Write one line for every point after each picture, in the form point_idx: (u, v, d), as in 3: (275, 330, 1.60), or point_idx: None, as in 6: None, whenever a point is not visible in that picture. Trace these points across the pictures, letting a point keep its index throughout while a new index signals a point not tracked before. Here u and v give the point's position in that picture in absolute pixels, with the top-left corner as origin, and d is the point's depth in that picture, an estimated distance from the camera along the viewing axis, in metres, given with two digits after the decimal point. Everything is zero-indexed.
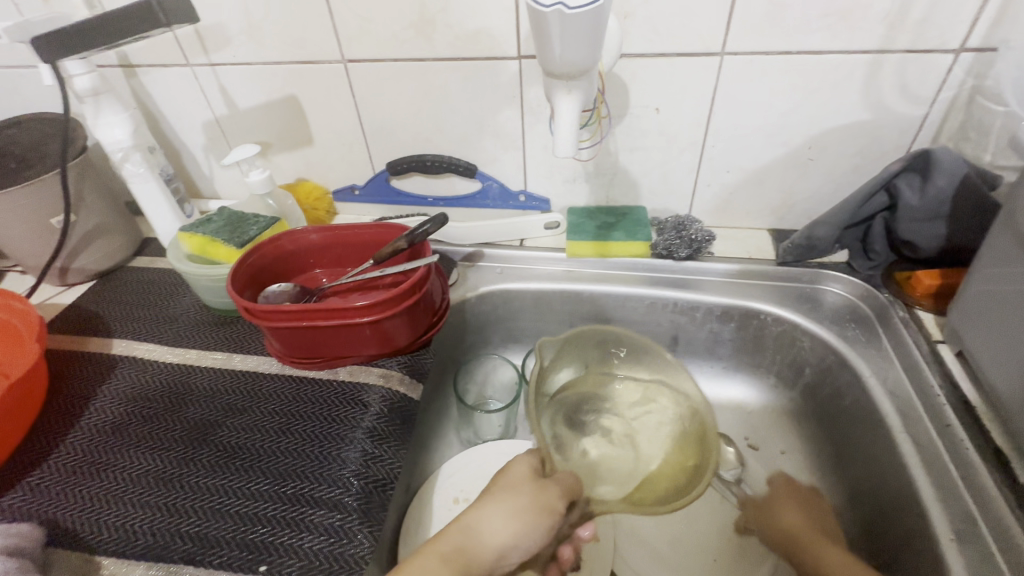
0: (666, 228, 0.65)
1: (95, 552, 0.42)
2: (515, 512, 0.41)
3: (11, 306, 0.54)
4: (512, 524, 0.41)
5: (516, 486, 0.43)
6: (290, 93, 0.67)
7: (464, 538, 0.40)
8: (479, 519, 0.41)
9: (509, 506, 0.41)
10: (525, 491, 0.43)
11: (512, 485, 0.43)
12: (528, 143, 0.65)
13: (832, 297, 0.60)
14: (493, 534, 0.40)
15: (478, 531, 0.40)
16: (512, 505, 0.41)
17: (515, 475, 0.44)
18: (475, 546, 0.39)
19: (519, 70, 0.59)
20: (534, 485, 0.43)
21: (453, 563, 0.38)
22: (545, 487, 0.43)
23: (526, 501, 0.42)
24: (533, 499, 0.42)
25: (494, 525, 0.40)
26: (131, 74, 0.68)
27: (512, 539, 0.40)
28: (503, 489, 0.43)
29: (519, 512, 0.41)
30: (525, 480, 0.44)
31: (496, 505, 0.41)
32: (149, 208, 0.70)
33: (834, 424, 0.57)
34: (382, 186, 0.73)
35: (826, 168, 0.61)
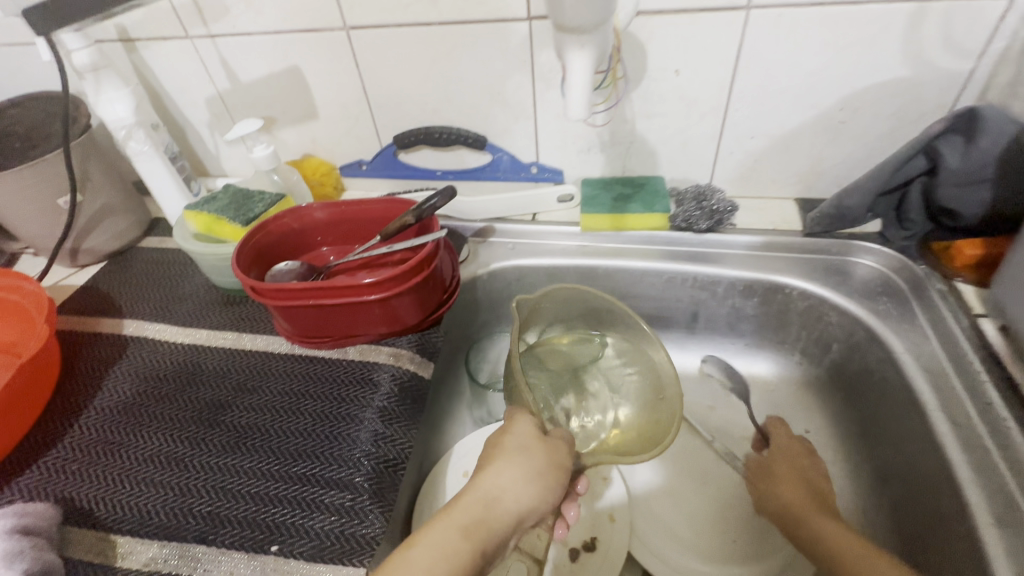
0: (686, 199, 0.62)
1: (109, 531, 0.42)
2: (533, 476, 0.40)
3: (23, 289, 0.54)
4: (531, 487, 0.39)
5: (526, 447, 0.41)
6: (292, 64, 0.64)
7: (482, 508, 0.38)
8: (497, 486, 0.39)
9: (526, 471, 0.40)
10: (540, 453, 0.41)
11: (522, 449, 0.41)
12: (540, 112, 0.62)
13: (863, 270, 0.57)
14: (512, 500, 0.39)
15: (498, 497, 0.39)
16: (527, 468, 0.40)
17: (522, 436, 0.42)
18: (495, 515, 0.38)
19: (530, 33, 0.56)
20: (544, 444, 0.42)
21: (475, 536, 0.36)
22: (554, 445, 0.42)
23: (539, 462, 0.40)
24: (548, 460, 0.41)
25: (514, 491, 0.39)
26: (131, 49, 0.66)
27: (535, 501, 0.39)
28: (515, 452, 0.41)
29: (536, 476, 0.40)
30: (532, 439, 0.42)
31: (512, 471, 0.40)
32: (155, 187, 0.69)
33: (864, 402, 0.54)
34: (389, 161, 0.70)
35: (859, 131, 0.57)
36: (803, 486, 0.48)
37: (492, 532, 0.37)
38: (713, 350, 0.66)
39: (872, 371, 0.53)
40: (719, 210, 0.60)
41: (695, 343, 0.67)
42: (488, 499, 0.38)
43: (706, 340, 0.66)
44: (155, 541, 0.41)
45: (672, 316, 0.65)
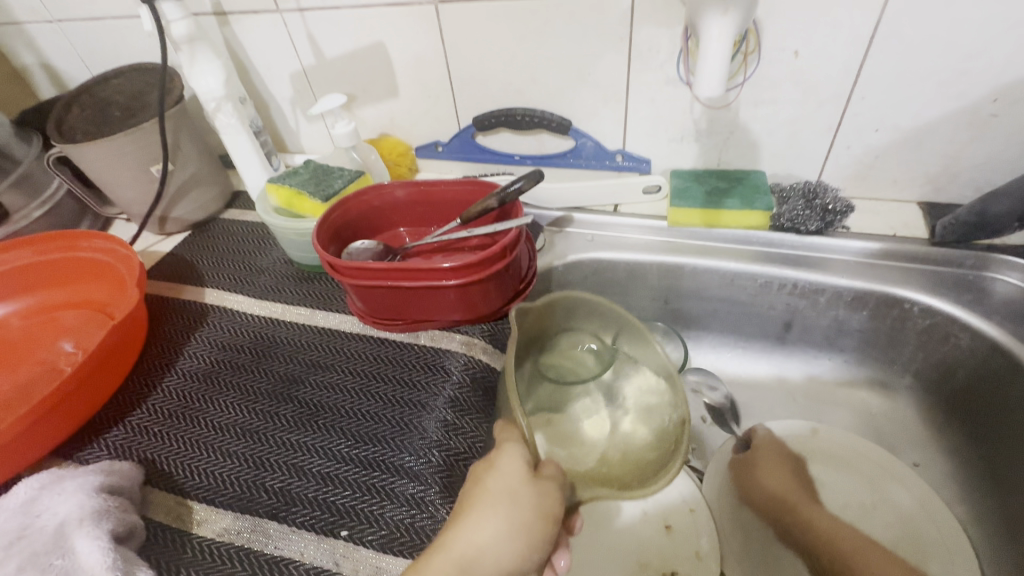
0: (791, 196, 0.56)
1: (186, 496, 0.42)
2: (519, 528, 0.36)
3: (118, 253, 0.56)
4: (515, 541, 0.36)
5: (512, 493, 0.37)
6: (377, 39, 0.63)
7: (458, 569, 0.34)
8: (478, 542, 0.35)
9: (513, 520, 0.36)
10: (527, 497, 0.37)
11: (510, 502, 0.36)
12: (632, 95, 0.58)
13: (1003, 288, 0.49)
14: (495, 556, 0.35)
15: (478, 556, 0.35)
16: (513, 517, 0.36)
17: (508, 477, 0.37)
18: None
19: (632, 7, 0.52)
20: (532, 488, 0.37)
21: None
22: (544, 490, 0.37)
23: (525, 512, 0.36)
24: (536, 507, 0.37)
25: (496, 550, 0.35)
26: (224, 22, 0.67)
27: (521, 558, 0.36)
28: (503, 500, 0.36)
29: (521, 528, 0.36)
30: (520, 483, 0.37)
31: (495, 525, 0.36)
32: (240, 160, 0.70)
33: (996, 438, 0.47)
34: (467, 143, 0.68)
35: (1013, 127, 0.49)
36: (787, 474, 0.53)
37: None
38: (805, 364, 0.60)
39: (1010, 405, 0.46)
40: (831, 209, 0.54)
41: (784, 354, 0.61)
42: (467, 559, 0.35)
43: (797, 353, 0.60)
44: (228, 511, 0.41)
45: (761, 324, 0.60)
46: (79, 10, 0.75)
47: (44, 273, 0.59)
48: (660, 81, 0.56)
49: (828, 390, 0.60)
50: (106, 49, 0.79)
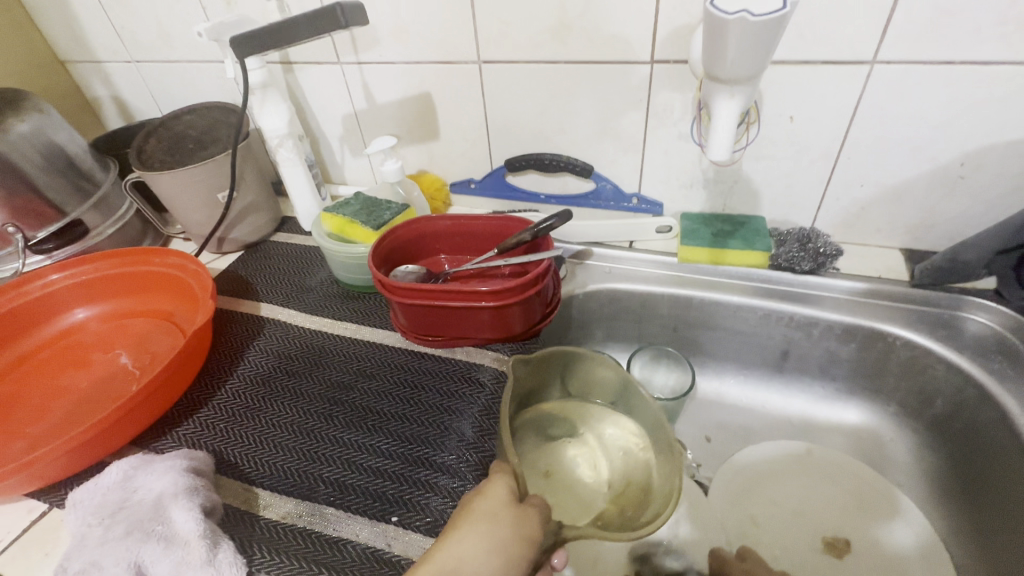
0: (788, 240, 0.63)
1: (252, 484, 0.48)
2: (498, 548, 0.37)
3: (187, 268, 0.64)
4: (494, 559, 0.37)
5: (495, 515, 0.39)
6: (424, 90, 0.72)
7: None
8: (461, 556, 0.37)
9: (492, 539, 0.38)
10: (508, 520, 0.39)
11: (490, 518, 0.38)
12: (648, 147, 0.66)
13: (974, 326, 0.56)
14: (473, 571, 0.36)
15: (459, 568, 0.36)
16: (493, 536, 0.38)
17: (494, 501, 0.39)
18: None
19: (650, 75, 0.60)
20: (513, 511, 0.39)
21: None
22: (524, 515, 0.39)
23: (505, 532, 0.38)
24: (515, 529, 0.38)
25: (475, 565, 0.37)
26: (289, 70, 0.76)
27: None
28: (484, 518, 0.38)
29: (499, 547, 0.37)
30: (502, 505, 0.39)
31: (476, 541, 0.37)
32: (293, 190, 0.78)
33: (969, 460, 0.53)
34: (498, 181, 0.76)
35: (979, 187, 0.56)
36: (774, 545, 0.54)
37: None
38: (801, 391, 0.67)
39: (981, 429, 0.52)
40: (823, 252, 0.61)
41: (782, 382, 0.67)
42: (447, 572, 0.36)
43: (795, 380, 0.66)
44: (290, 497, 0.47)
45: (761, 353, 0.66)
46: (157, 53, 0.85)
47: (116, 284, 0.66)
48: (673, 136, 0.64)
49: (822, 416, 0.66)
50: (176, 87, 0.89)
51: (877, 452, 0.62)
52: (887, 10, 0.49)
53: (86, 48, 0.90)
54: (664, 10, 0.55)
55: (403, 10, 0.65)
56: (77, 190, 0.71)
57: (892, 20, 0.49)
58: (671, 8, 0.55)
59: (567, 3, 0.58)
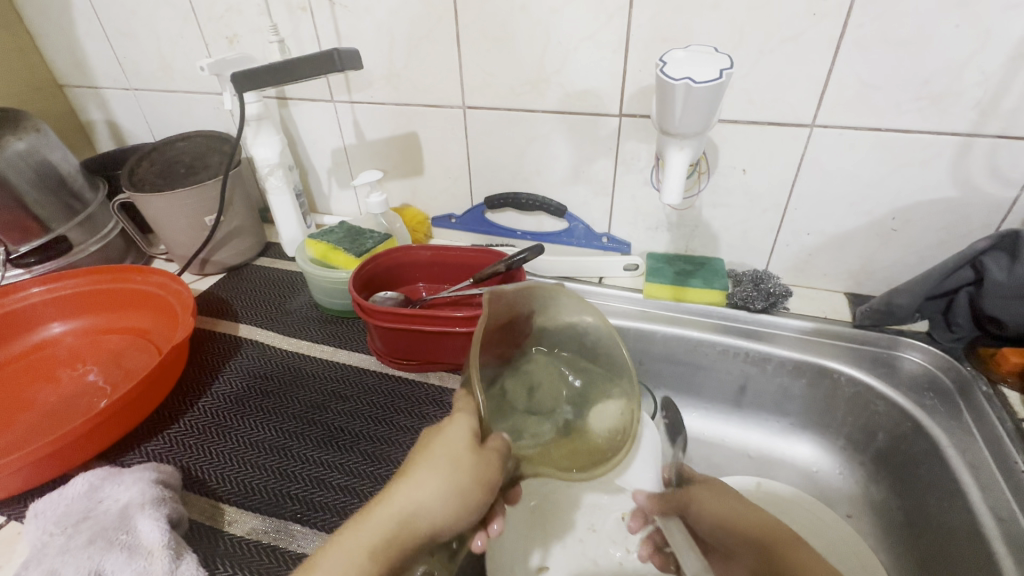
0: (744, 281, 0.68)
1: (218, 499, 0.48)
2: (453, 491, 0.38)
3: (168, 286, 0.65)
4: (449, 502, 0.38)
5: (456, 459, 0.39)
6: (412, 129, 0.77)
7: (395, 524, 0.37)
8: (417, 500, 0.38)
9: (450, 483, 0.38)
10: (468, 464, 0.39)
11: (451, 462, 0.39)
12: (617, 190, 0.71)
13: (910, 365, 0.61)
14: (430, 513, 0.38)
15: (415, 508, 0.38)
16: (449, 479, 0.39)
17: (454, 444, 0.39)
18: (409, 532, 0.37)
19: (619, 126, 0.66)
20: (475, 455, 0.39)
21: (382, 555, 0.36)
22: (485, 460, 0.39)
23: (463, 476, 0.39)
24: (474, 474, 0.39)
25: (430, 508, 0.38)
26: (284, 105, 0.81)
27: (452, 517, 0.38)
28: (445, 464, 0.39)
29: (457, 490, 0.38)
30: (463, 450, 0.39)
31: (432, 485, 0.38)
32: (279, 216, 0.80)
33: (908, 491, 0.56)
34: (477, 217, 0.81)
35: (909, 239, 0.63)
36: None
37: (400, 553, 0.37)
38: (757, 424, 0.70)
39: (917, 462, 0.56)
40: (776, 293, 0.66)
41: (741, 416, 0.71)
42: (405, 515, 0.38)
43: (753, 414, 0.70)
44: (256, 513, 0.47)
45: (720, 387, 0.70)
46: (157, 83, 0.89)
47: (94, 300, 0.67)
48: (638, 182, 0.70)
49: (778, 449, 0.69)
50: (171, 115, 0.92)
51: (831, 486, 0.65)
52: (821, 84, 0.56)
53: (86, 74, 0.94)
54: (631, 72, 0.62)
55: (396, 57, 0.71)
56: (65, 207, 0.73)
57: (826, 91, 0.56)
58: (636, 70, 0.61)
59: (544, 60, 0.65)
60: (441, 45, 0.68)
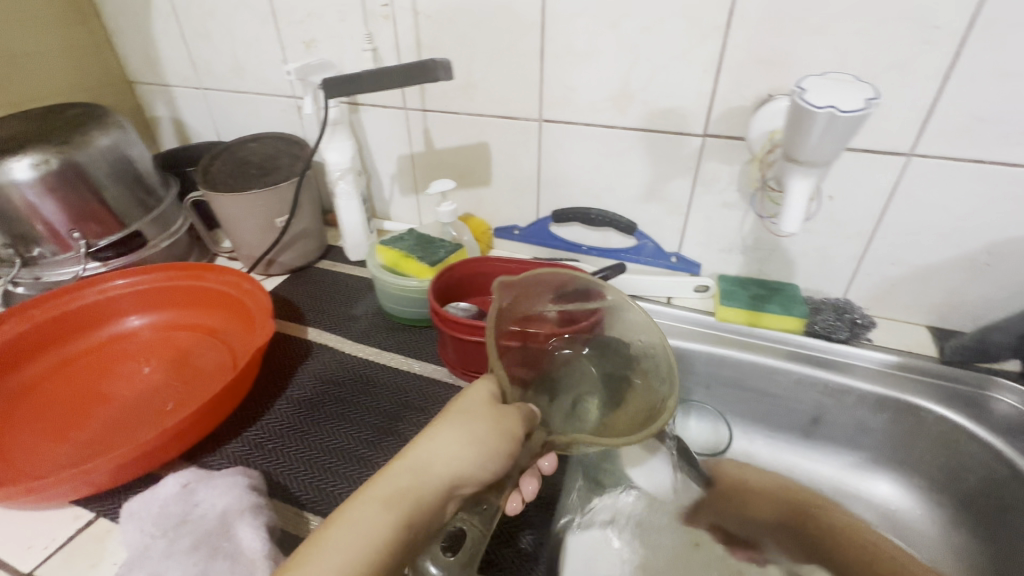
0: (825, 309, 0.67)
1: (303, 508, 0.48)
2: (472, 440, 0.40)
3: (242, 286, 0.65)
4: (469, 452, 0.39)
5: (475, 414, 0.41)
6: (483, 140, 0.77)
7: (414, 476, 0.38)
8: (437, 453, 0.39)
9: (469, 434, 0.40)
10: (485, 418, 0.41)
11: (470, 417, 0.41)
12: (692, 211, 0.70)
13: (1002, 407, 0.58)
14: (447, 463, 0.39)
15: (433, 461, 0.39)
16: (470, 431, 0.40)
17: (474, 400, 0.43)
18: (424, 481, 0.38)
19: (701, 146, 0.65)
20: (492, 410, 0.42)
21: (398, 504, 0.36)
22: (501, 413, 0.42)
23: (484, 432, 0.40)
24: (492, 425, 0.41)
25: (452, 458, 0.39)
26: (355, 110, 0.81)
27: (471, 467, 0.39)
28: (459, 412, 0.42)
29: (476, 442, 0.40)
30: (484, 406, 0.42)
31: (450, 437, 0.40)
32: (344, 222, 0.80)
33: (1004, 538, 0.54)
34: (542, 230, 0.80)
35: (1003, 275, 0.61)
36: None
37: (417, 496, 0.37)
38: (829, 457, 0.68)
39: (1014, 508, 0.53)
40: (859, 322, 0.66)
41: (813, 448, 0.69)
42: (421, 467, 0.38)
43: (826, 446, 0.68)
44: None
45: (792, 415, 0.68)
46: (227, 84, 0.90)
47: (167, 295, 0.67)
48: (715, 203, 0.68)
49: (852, 485, 0.67)
50: (238, 115, 0.94)
51: (910, 527, 0.63)
52: (924, 112, 0.55)
53: (157, 72, 0.95)
54: (720, 92, 0.61)
55: (475, 68, 0.71)
56: (141, 203, 0.74)
57: (929, 119, 0.55)
58: (726, 91, 0.61)
59: (630, 77, 0.64)
60: (524, 57, 0.67)
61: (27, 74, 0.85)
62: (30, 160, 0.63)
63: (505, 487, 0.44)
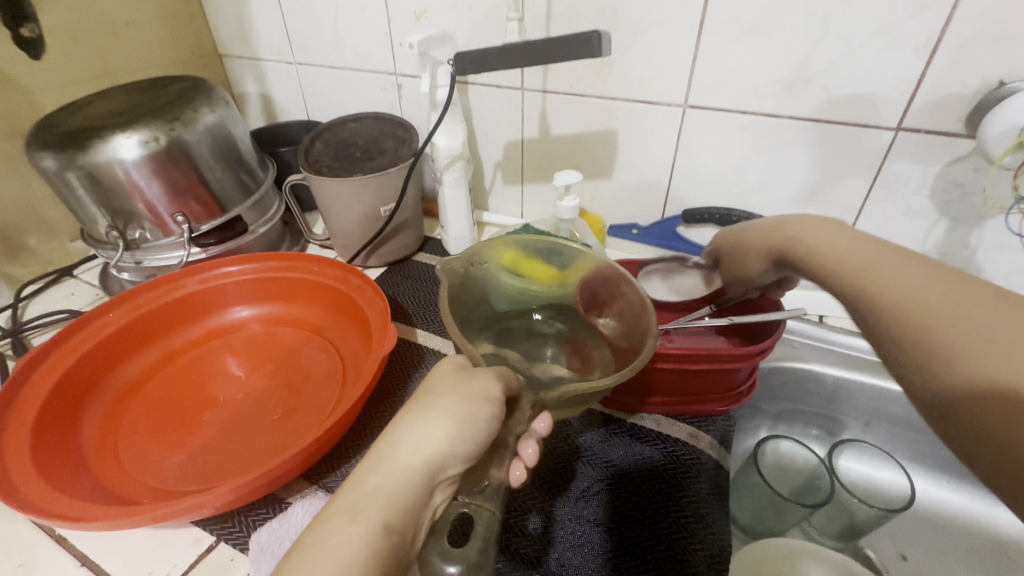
0: None
1: None
2: (439, 415, 0.33)
3: (351, 281, 0.59)
4: (440, 429, 0.33)
5: (434, 387, 0.36)
6: (610, 127, 0.68)
7: (383, 471, 0.32)
8: (408, 442, 0.33)
9: (431, 410, 0.34)
10: (450, 386, 0.35)
11: (428, 392, 0.35)
12: (863, 218, 0.60)
13: None
14: (415, 448, 0.33)
15: (398, 450, 0.33)
16: (433, 407, 0.34)
17: (437, 375, 0.37)
18: (395, 475, 0.32)
19: (891, 142, 0.55)
20: (455, 375, 0.36)
21: (366, 506, 0.30)
22: (467, 375, 0.36)
23: (451, 405, 0.34)
24: (457, 392, 0.34)
25: (424, 442, 0.33)
26: (464, 90, 0.74)
27: (447, 445, 0.33)
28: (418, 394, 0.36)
29: (446, 415, 0.33)
30: (446, 376, 0.36)
31: (414, 420, 0.34)
32: (449, 213, 0.74)
33: None
34: (668, 230, 0.71)
35: None
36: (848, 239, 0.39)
37: (386, 488, 0.31)
38: None
39: None
40: None
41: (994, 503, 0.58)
42: (387, 459, 0.33)
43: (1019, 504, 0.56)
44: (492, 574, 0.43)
45: None
46: (324, 59, 0.84)
47: (271, 287, 0.63)
48: (896, 209, 0.58)
49: None
50: (332, 93, 0.88)
51: None
52: None
53: (249, 45, 0.90)
54: (931, 77, 0.50)
55: (613, 43, 0.62)
56: (241, 186, 0.69)
57: None
58: (940, 76, 0.50)
59: (811, 56, 0.54)
60: (678, 31, 0.58)
61: (123, 45, 0.82)
62: (138, 137, 0.58)
63: (504, 457, 0.36)
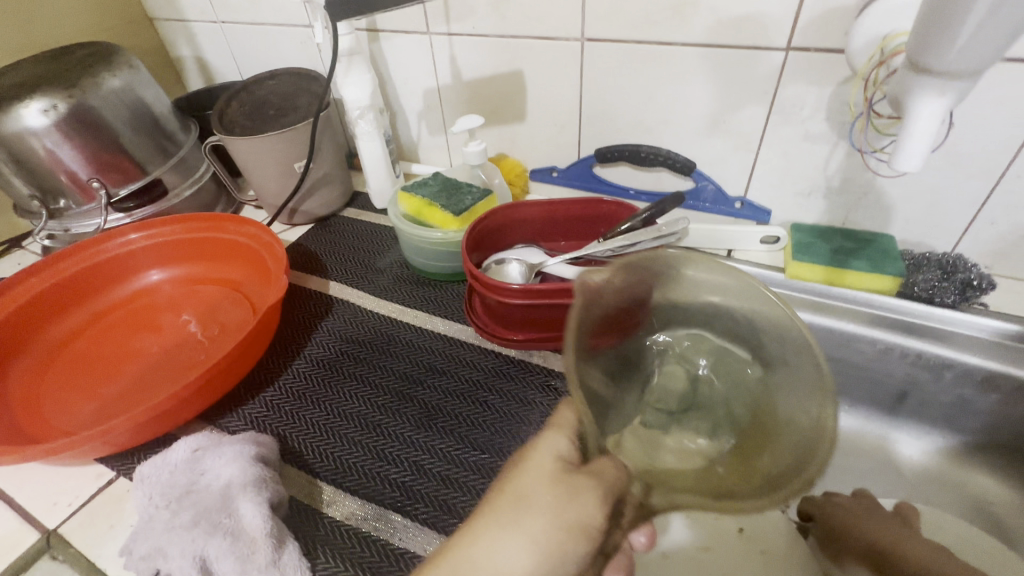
0: (928, 265, 0.55)
1: (315, 476, 0.46)
2: (528, 541, 0.32)
3: (260, 239, 0.61)
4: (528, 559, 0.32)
5: (524, 497, 0.33)
6: (516, 67, 0.66)
7: None
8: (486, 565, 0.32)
9: (522, 532, 0.32)
10: (546, 503, 0.33)
11: (523, 503, 0.33)
12: (764, 145, 0.59)
13: None
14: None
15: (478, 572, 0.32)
16: (524, 529, 0.32)
17: (532, 478, 0.34)
18: None
19: (783, 64, 0.53)
20: (557, 488, 0.33)
21: None
22: (568, 492, 0.32)
23: (540, 534, 0.32)
24: (556, 516, 0.32)
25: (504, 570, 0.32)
26: (374, 39, 0.73)
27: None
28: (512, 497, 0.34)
29: (530, 541, 0.32)
30: (547, 482, 0.33)
31: (501, 541, 0.32)
32: (369, 166, 0.74)
33: None
34: (584, 171, 0.71)
35: None
36: None
37: None
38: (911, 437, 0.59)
39: None
40: (972, 284, 0.53)
41: (893, 427, 0.60)
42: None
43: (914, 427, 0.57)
44: (355, 497, 0.44)
45: (870, 387, 0.58)
46: (244, 15, 0.83)
47: (188, 247, 0.65)
48: (796, 135, 0.56)
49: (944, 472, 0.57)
50: (258, 51, 0.87)
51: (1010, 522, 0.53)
52: None
53: (175, 7, 0.90)
54: None
55: None
56: (159, 150, 0.71)
57: None
58: None
59: None
60: None
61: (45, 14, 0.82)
62: (38, 105, 0.60)
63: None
